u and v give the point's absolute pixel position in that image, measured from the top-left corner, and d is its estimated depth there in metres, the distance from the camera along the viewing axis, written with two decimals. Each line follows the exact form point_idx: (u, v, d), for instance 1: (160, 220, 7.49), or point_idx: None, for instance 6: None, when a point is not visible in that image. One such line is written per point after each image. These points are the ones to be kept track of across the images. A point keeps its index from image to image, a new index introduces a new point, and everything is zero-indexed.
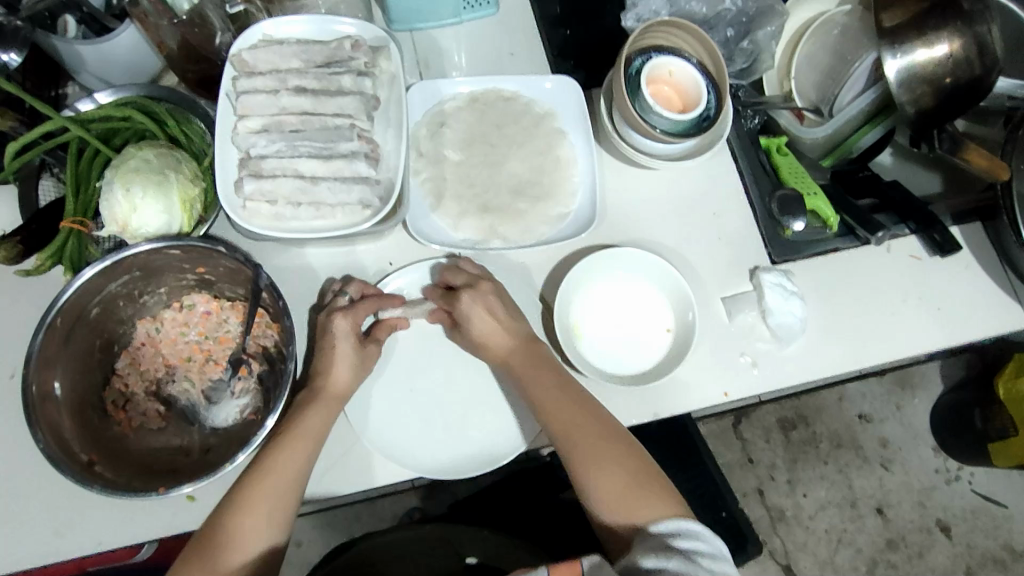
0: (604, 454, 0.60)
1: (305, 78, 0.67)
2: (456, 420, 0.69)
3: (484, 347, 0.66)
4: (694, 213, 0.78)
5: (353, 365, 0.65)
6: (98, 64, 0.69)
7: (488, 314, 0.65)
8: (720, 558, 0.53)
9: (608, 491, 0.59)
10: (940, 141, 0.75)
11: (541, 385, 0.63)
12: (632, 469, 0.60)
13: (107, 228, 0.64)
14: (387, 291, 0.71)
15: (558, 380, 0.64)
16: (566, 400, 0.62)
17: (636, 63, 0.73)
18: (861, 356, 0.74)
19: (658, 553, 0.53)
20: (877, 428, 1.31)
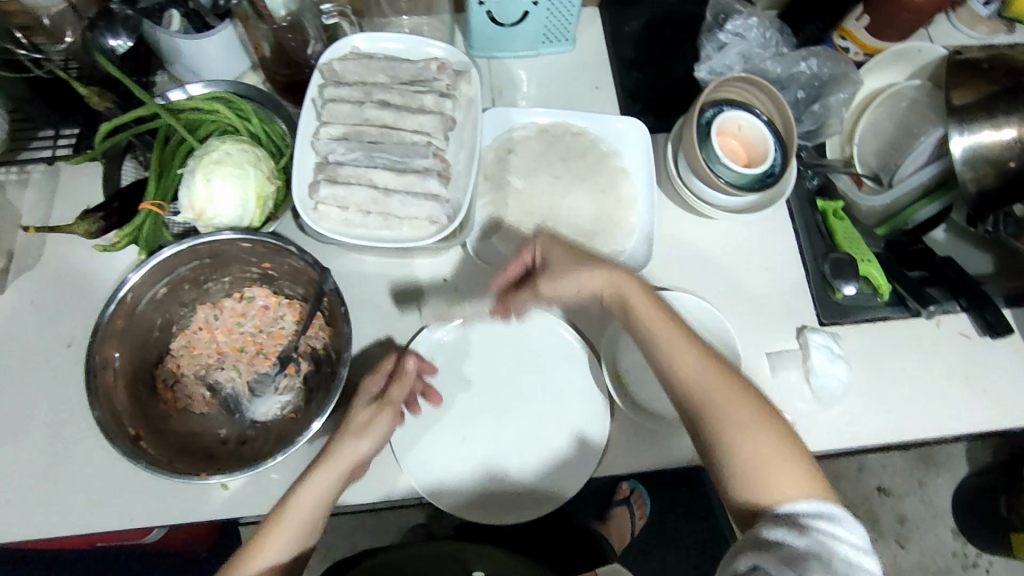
0: (739, 415, 0.54)
1: (389, 93, 0.69)
2: (502, 463, 0.68)
3: (586, 282, 0.62)
4: (746, 267, 0.78)
5: (355, 425, 0.60)
6: (192, 57, 0.72)
7: (585, 254, 0.64)
8: (860, 552, 0.48)
9: (740, 457, 0.53)
10: (1005, 224, 0.77)
11: (667, 328, 0.59)
12: (770, 436, 0.53)
13: (184, 215, 0.66)
14: (446, 329, 0.72)
15: (689, 332, 0.59)
16: (697, 348, 0.58)
17: (707, 115, 0.74)
18: (902, 428, 0.73)
19: (789, 527, 0.49)
20: (896, 503, 1.29)
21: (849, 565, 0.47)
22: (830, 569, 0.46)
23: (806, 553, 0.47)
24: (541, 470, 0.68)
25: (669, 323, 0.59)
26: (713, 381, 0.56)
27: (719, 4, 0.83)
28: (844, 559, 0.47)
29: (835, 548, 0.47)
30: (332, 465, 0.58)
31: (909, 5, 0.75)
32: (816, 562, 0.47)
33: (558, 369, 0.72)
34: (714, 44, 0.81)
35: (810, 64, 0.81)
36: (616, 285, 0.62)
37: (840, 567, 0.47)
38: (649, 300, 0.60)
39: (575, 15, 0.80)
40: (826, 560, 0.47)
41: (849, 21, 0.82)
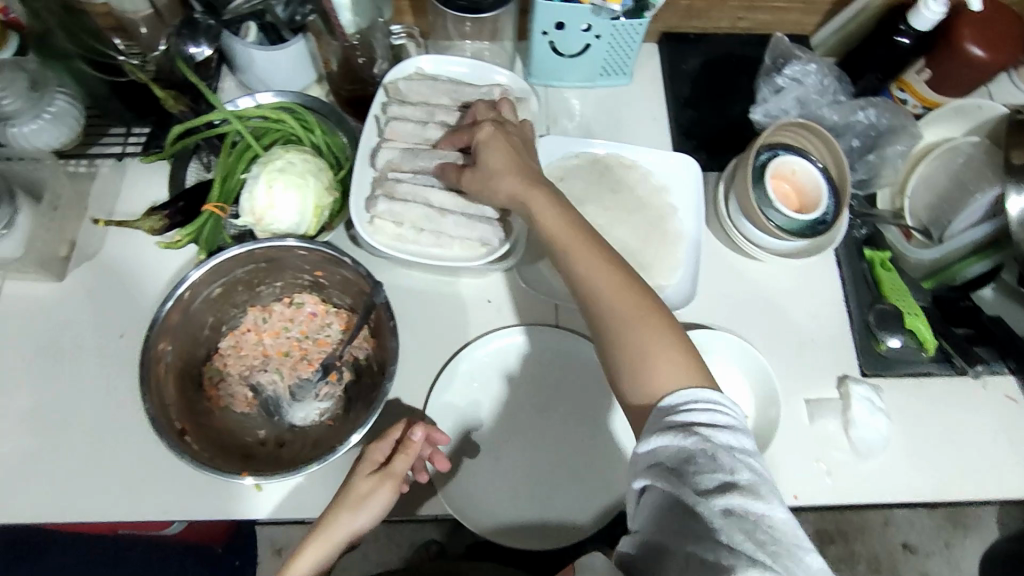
0: (632, 316, 0.55)
1: (451, 115, 0.70)
2: (536, 489, 0.70)
3: (496, 181, 0.61)
4: (790, 311, 0.78)
5: (356, 496, 0.59)
6: (263, 68, 0.74)
7: (504, 149, 0.61)
8: (742, 434, 0.49)
9: (631, 358, 0.54)
10: None
11: (560, 227, 0.58)
12: (660, 339, 0.53)
13: (244, 219, 0.68)
14: (487, 348, 0.73)
15: (583, 233, 0.58)
16: (586, 248, 0.57)
17: (762, 158, 0.75)
18: (942, 487, 0.72)
19: (676, 431, 0.49)
20: (921, 562, 1.27)
21: (733, 454, 0.47)
22: (718, 466, 0.47)
23: (695, 455, 0.47)
24: (575, 498, 0.69)
25: (570, 228, 0.58)
26: (610, 286, 0.56)
27: (779, 49, 0.84)
28: (729, 449, 0.47)
29: (718, 440, 0.47)
30: (324, 533, 0.58)
31: (972, 62, 0.76)
32: (704, 464, 0.47)
33: (593, 400, 0.73)
34: (771, 87, 0.82)
35: (868, 114, 0.81)
36: (521, 190, 0.60)
37: (724, 461, 0.47)
38: (551, 200, 0.59)
39: (636, 51, 0.81)
40: (713, 458, 0.47)
41: (910, 74, 0.82)
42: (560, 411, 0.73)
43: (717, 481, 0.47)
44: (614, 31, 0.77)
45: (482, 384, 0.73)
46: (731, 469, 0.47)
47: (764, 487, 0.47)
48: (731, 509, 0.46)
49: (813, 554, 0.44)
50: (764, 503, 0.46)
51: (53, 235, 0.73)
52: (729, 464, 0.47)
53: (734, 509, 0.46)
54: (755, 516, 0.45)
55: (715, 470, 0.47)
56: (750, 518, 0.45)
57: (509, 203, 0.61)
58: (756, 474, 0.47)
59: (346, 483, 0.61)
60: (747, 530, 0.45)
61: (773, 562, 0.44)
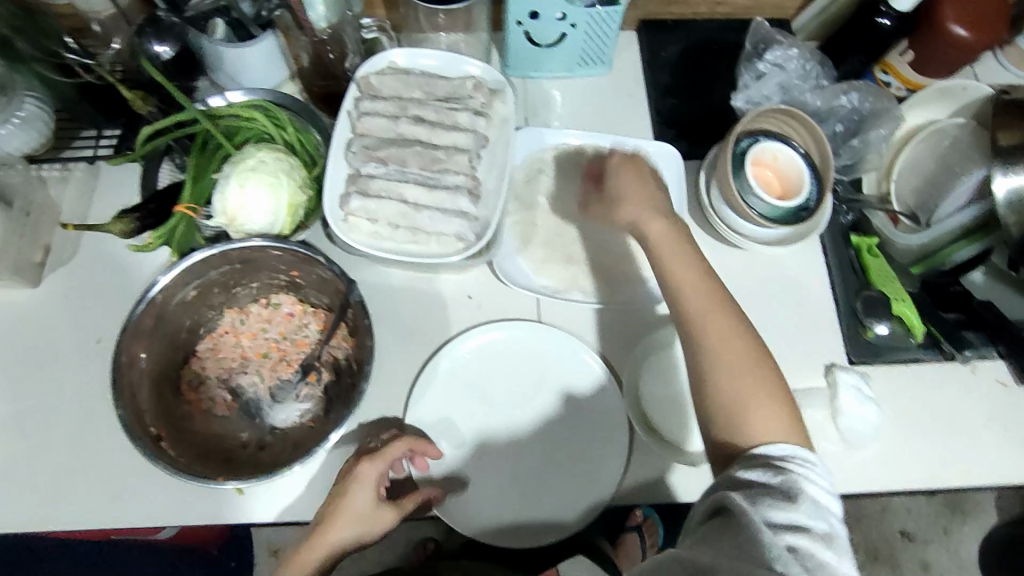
0: (740, 365, 0.57)
1: (424, 109, 0.69)
2: (526, 486, 0.69)
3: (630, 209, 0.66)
4: (774, 300, 0.77)
5: (359, 517, 0.62)
6: (233, 65, 0.73)
7: (637, 177, 0.68)
8: (830, 495, 0.50)
9: (727, 402, 0.57)
10: None
11: (681, 265, 0.62)
12: (771, 393, 0.57)
13: (216, 219, 0.67)
14: (468, 344, 0.73)
15: (701, 272, 0.62)
16: (700, 288, 0.61)
17: (743, 144, 0.74)
18: (934, 476, 0.71)
19: (766, 470, 0.51)
20: (919, 549, 1.32)
21: (817, 504, 0.49)
22: (799, 506, 0.49)
23: (778, 494, 0.49)
24: (565, 494, 0.68)
25: (700, 276, 0.61)
26: (715, 328, 0.59)
27: (760, 34, 0.82)
28: (813, 500, 0.49)
29: (804, 489, 0.50)
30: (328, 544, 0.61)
31: (955, 43, 0.75)
32: (783, 502, 0.49)
33: (583, 395, 0.72)
34: (752, 72, 0.81)
35: (850, 98, 0.80)
36: (648, 227, 0.64)
37: (805, 506, 0.49)
38: (674, 239, 0.64)
39: (612, 40, 0.80)
40: (796, 498, 0.49)
41: (893, 56, 0.81)
42: (548, 407, 0.72)
43: (790, 518, 0.48)
44: (590, 19, 0.76)
45: (464, 381, 0.72)
46: (808, 514, 0.48)
47: (835, 539, 0.48)
48: (798, 545, 0.47)
49: None
50: (833, 551, 0.47)
51: (26, 241, 0.72)
52: (809, 509, 0.49)
53: (799, 547, 0.47)
54: (819, 559, 0.46)
55: (790, 509, 0.48)
56: (815, 558, 0.46)
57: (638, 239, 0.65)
58: (831, 529, 0.49)
59: (339, 495, 0.62)
60: (806, 566, 0.46)
61: None
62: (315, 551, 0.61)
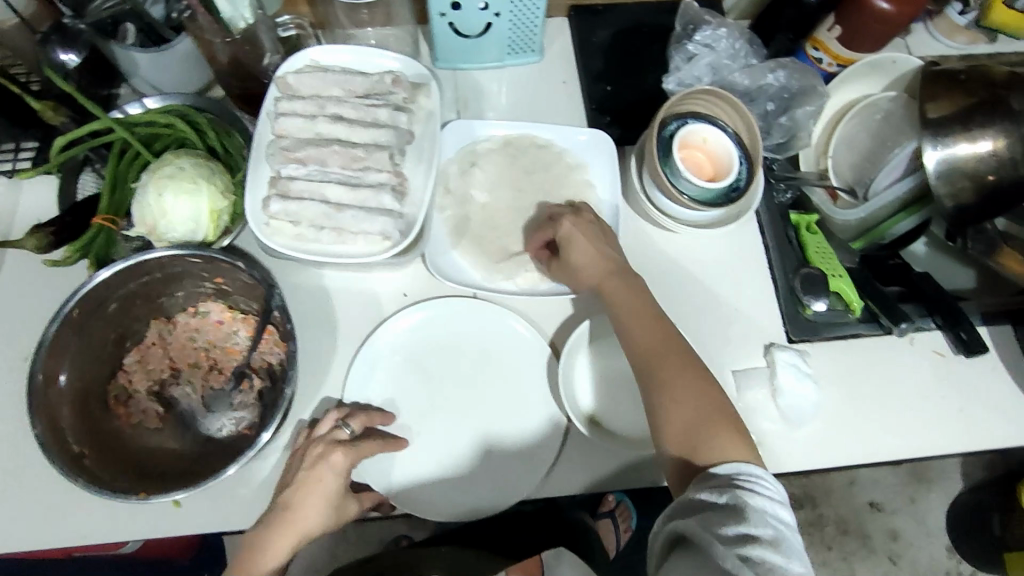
0: (684, 390, 0.60)
1: (343, 106, 0.68)
2: (471, 474, 0.68)
3: (578, 255, 0.68)
4: (712, 282, 0.77)
5: (328, 504, 0.61)
6: (149, 71, 0.72)
7: (585, 239, 0.68)
8: (777, 503, 0.53)
9: (680, 433, 0.59)
10: (976, 241, 0.79)
11: (631, 304, 0.65)
12: (719, 413, 0.59)
13: (137, 229, 0.66)
14: (395, 329, 0.72)
15: (650, 309, 0.65)
16: (653, 328, 0.64)
17: (671, 128, 0.73)
18: (877, 449, 0.71)
19: (714, 488, 0.53)
20: (887, 519, 1.34)
21: (763, 515, 0.51)
22: (747, 520, 0.50)
23: (727, 510, 0.51)
24: (509, 478, 0.68)
25: (633, 308, 0.65)
26: (666, 360, 0.62)
27: (689, 14, 0.81)
28: (760, 511, 0.51)
29: (751, 501, 0.52)
30: (292, 532, 0.59)
31: (880, 16, 0.74)
32: (732, 516, 0.51)
33: (523, 383, 0.71)
34: (682, 55, 0.80)
35: (777, 76, 0.79)
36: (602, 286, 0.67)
37: (752, 517, 0.51)
38: (624, 281, 0.66)
39: (539, 27, 0.80)
40: (743, 512, 0.51)
41: (822, 32, 0.80)
42: (486, 395, 0.71)
43: (739, 532, 0.50)
44: (513, 7, 0.76)
45: (400, 374, 0.71)
46: (756, 525, 0.50)
47: (785, 543, 0.50)
48: (750, 557, 0.49)
49: None
50: (784, 556, 0.49)
51: None
52: (757, 521, 0.51)
53: (754, 558, 0.48)
54: (773, 567, 0.48)
55: (739, 522, 0.50)
56: (768, 567, 0.48)
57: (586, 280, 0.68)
58: (778, 533, 0.51)
59: (305, 482, 0.60)
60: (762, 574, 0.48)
61: None
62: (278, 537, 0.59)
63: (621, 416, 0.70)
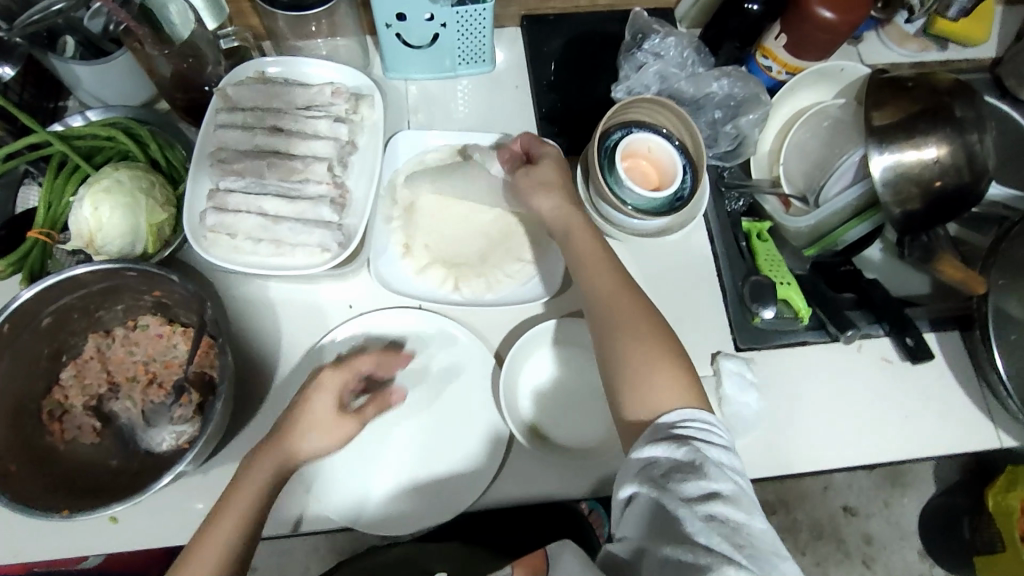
0: (636, 333, 0.59)
1: (282, 118, 0.68)
2: (430, 485, 0.67)
3: (542, 199, 0.69)
4: (661, 290, 0.76)
5: (323, 426, 0.59)
6: (91, 83, 0.71)
7: (557, 167, 0.71)
8: (730, 452, 0.52)
9: (625, 373, 0.58)
10: (911, 249, 0.78)
11: (591, 250, 0.65)
12: (673, 362, 0.58)
13: (73, 242, 0.66)
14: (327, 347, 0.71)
15: (610, 258, 0.65)
16: (613, 275, 0.64)
17: (614, 137, 0.73)
18: (823, 457, 0.72)
19: (670, 442, 0.52)
20: (861, 523, 1.34)
21: (722, 468, 0.50)
22: (704, 477, 0.50)
23: (685, 465, 0.50)
24: (468, 484, 0.67)
25: (598, 255, 0.65)
26: (623, 308, 0.61)
27: (639, 23, 0.82)
28: (717, 463, 0.51)
29: (709, 454, 0.51)
30: (273, 466, 0.57)
31: (822, 25, 0.73)
32: (692, 473, 0.50)
33: (467, 391, 0.70)
34: (632, 63, 0.80)
35: (721, 85, 0.80)
36: (570, 229, 0.67)
37: (712, 472, 0.50)
38: (588, 232, 0.67)
39: (488, 36, 0.79)
40: (701, 468, 0.50)
41: (769, 39, 0.79)
42: (437, 405, 0.70)
43: (699, 489, 0.49)
44: (459, 17, 0.75)
45: None
46: (716, 480, 0.50)
47: (744, 498, 0.50)
48: (713, 515, 0.48)
49: (787, 563, 0.48)
50: (744, 512, 0.49)
51: None
52: (717, 474, 0.50)
53: (716, 516, 0.49)
54: (736, 524, 0.48)
55: (699, 479, 0.49)
56: (730, 525, 0.48)
57: (549, 221, 0.69)
58: (738, 488, 0.50)
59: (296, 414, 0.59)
60: (725, 535, 0.48)
61: (749, 563, 0.47)
62: (257, 472, 0.57)
63: (576, 429, 0.71)
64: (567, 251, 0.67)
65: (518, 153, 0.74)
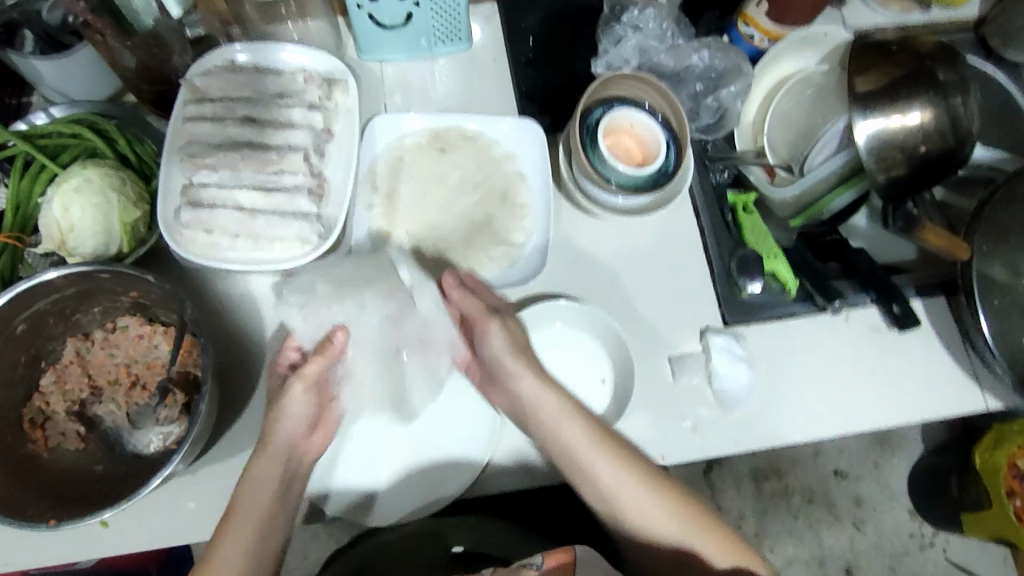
0: (661, 513, 0.64)
1: (254, 108, 0.66)
2: (430, 475, 0.68)
3: (520, 386, 0.66)
4: (649, 267, 0.76)
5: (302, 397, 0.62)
6: (52, 78, 0.69)
7: (507, 334, 0.66)
8: None
9: (663, 541, 0.64)
10: (894, 219, 0.76)
11: (574, 434, 0.64)
12: (689, 503, 0.66)
13: (45, 244, 0.64)
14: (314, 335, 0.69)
15: (590, 427, 0.64)
16: (603, 444, 0.64)
17: (596, 115, 0.72)
18: (813, 427, 0.72)
19: None
20: (852, 486, 1.35)
21: None
22: None
23: None
24: (464, 477, 0.67)
25: (595, 445, 0.64)
26: (636, 502, 0.63)
27: None
28: None
29: None
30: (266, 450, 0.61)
31: None
32: None
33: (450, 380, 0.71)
34: (611, 37, 0.78)
35: (701, 57, 0.79)
36: (549, 427, 0.65)
37: None
38: (564, 407, 0.65)
39: (463, 12, 0.77)
40: None
41: (750, 6, 0.77)
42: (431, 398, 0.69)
43: None
44: None
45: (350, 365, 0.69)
46: None
47: None
48: None
49: None
50: None
51: None
52: None
53: None
54: None
55: None
56: None
57: (525, 403, 0.66)
58: None
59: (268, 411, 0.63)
60: None
61: None
62: (264, 459, 0.61)
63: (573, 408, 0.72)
64: (549, 429, 0.65)
65: (449, 284, 0.67)
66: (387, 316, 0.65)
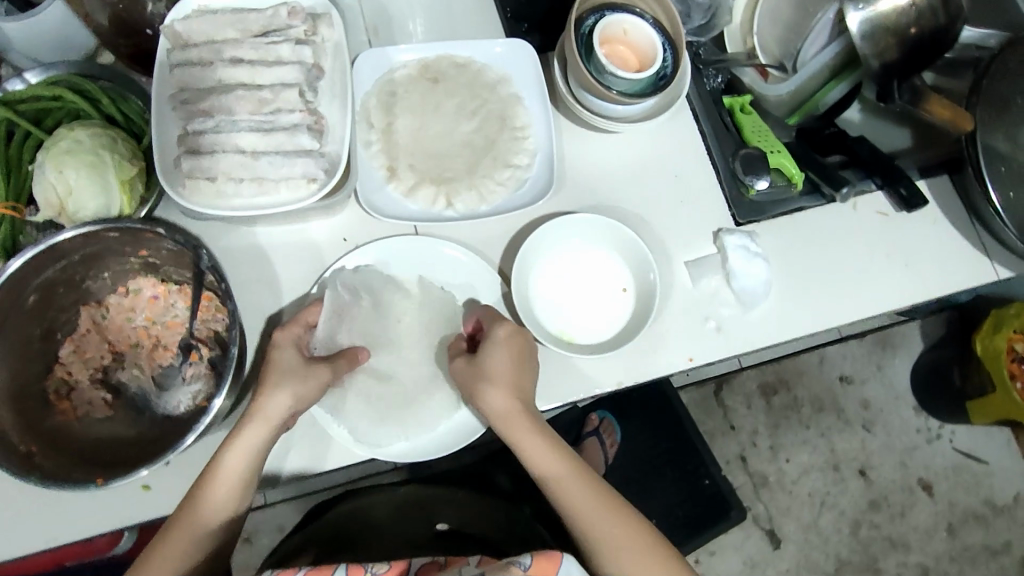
0: (622, 540, 0.59)
1: (241, 48, 0.63)
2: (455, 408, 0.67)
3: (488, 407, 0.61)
4: (655, 178, 0.75)
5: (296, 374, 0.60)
6: (23, 42, 0.66)
7: (507, 352, 0.63)
8: None
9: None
10: (900, 93, 0.75)
11: (538, 451, 0.61)
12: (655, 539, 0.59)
13: (43, 211, 0.62)
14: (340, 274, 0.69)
15: (553, 442, 0.62)
16: (568, 462, 0.61)
17: (588, 23, 0.71)
18: (831, 316, 0.73)
19: None
20: (858, 390, 1.37)
21: None
22: None
23: None
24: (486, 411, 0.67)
25: (563, 460, 0.61)
26: (604, 528, 0.59)
27: None
28: None
29: None
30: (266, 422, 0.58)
31: None
32: None
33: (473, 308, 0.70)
34: None
35: None
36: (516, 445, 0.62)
37: None
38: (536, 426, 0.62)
39: None
40: None
41: None
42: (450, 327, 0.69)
43: None
44: None
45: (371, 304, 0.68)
46: None
47: None
48: None
49: None
50: None
51: None
52: None
53: None
54: None
55: None
56: None
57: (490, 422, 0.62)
58: None
59: (267, 378, 0.60)
60: None
61: None
62: (248, 437, 0.58)
63: (592, 326, 0.71)
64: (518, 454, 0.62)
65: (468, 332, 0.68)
66: (417, 324, 0.69)
